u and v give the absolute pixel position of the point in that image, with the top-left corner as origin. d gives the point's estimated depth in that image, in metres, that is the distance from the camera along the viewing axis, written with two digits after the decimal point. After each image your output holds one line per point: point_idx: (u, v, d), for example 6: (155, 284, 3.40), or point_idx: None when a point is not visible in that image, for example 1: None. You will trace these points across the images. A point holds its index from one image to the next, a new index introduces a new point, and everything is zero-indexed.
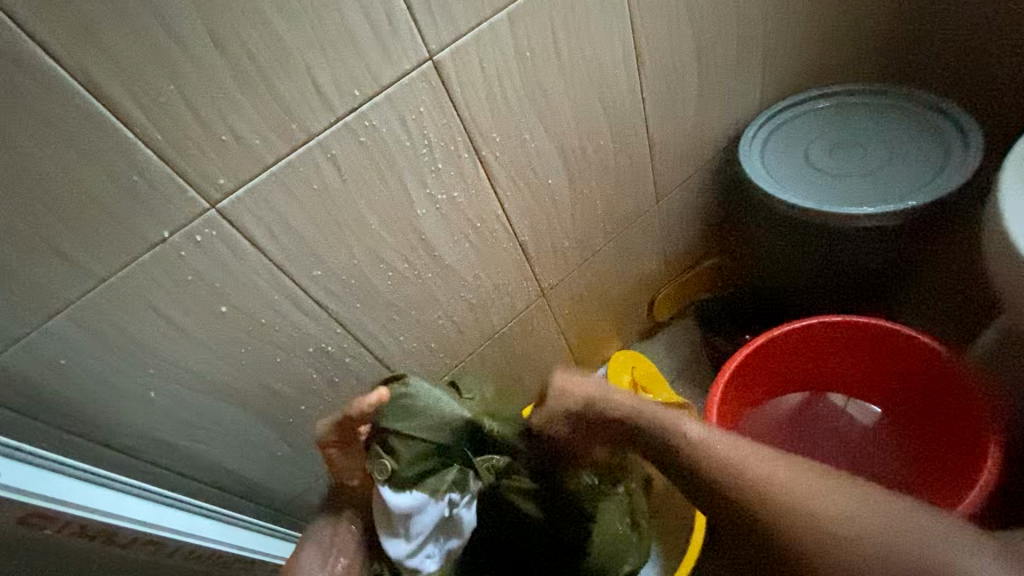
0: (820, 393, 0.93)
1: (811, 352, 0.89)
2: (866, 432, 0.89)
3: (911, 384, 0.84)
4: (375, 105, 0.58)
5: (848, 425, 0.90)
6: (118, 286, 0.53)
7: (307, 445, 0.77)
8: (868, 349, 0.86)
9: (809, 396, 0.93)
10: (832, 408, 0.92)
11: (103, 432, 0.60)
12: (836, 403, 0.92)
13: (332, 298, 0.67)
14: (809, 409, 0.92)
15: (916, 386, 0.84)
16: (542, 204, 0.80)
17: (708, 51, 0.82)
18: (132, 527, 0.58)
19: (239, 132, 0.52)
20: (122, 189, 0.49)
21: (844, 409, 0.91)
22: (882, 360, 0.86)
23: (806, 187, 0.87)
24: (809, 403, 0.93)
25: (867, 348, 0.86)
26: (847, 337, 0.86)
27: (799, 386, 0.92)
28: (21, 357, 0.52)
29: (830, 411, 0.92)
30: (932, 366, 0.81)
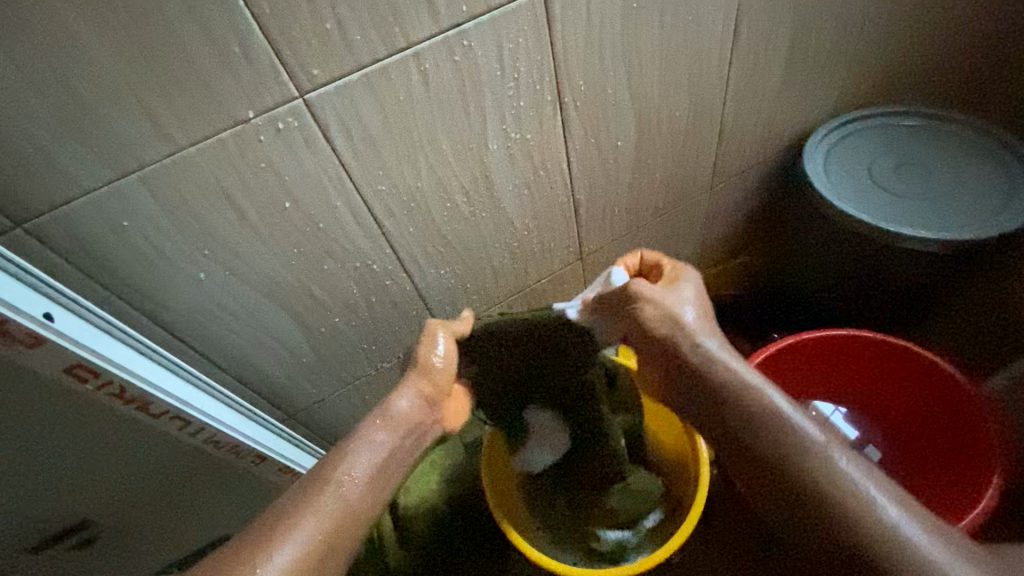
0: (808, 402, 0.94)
1: (826, 362, 0.90)
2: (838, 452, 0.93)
3: (920, 411, 0.87)
4: (478, 26, 0.57)
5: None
6: (194, 158, 0.52)
7: (331, 356, 0.78)
8: (882, 367, 0.88)
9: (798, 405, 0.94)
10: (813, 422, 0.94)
11: (147, 303, 0.60)
12: (819, 418, 0.94)
13: (389, 216, 0.67)
14: None
15: (918, 409, 0.87)
16: (605, 165, 0.80)
17: (803, 43, 0.80)
18: (167, 400, 0.59)
19: (343, 23, 0.50)
20: (219, 59, 0.48)
21: (824, 426, 0.93)
22: (887, 378, 0.88)
23: (868, 200, 0.86)
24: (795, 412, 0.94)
25: (881, 365, 0.88)
26: (864, 354, 0.87)
27: (798, 390, 0.94)
28: (89, 210, 0.51)
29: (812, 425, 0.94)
30: (946, 396, 0.82)
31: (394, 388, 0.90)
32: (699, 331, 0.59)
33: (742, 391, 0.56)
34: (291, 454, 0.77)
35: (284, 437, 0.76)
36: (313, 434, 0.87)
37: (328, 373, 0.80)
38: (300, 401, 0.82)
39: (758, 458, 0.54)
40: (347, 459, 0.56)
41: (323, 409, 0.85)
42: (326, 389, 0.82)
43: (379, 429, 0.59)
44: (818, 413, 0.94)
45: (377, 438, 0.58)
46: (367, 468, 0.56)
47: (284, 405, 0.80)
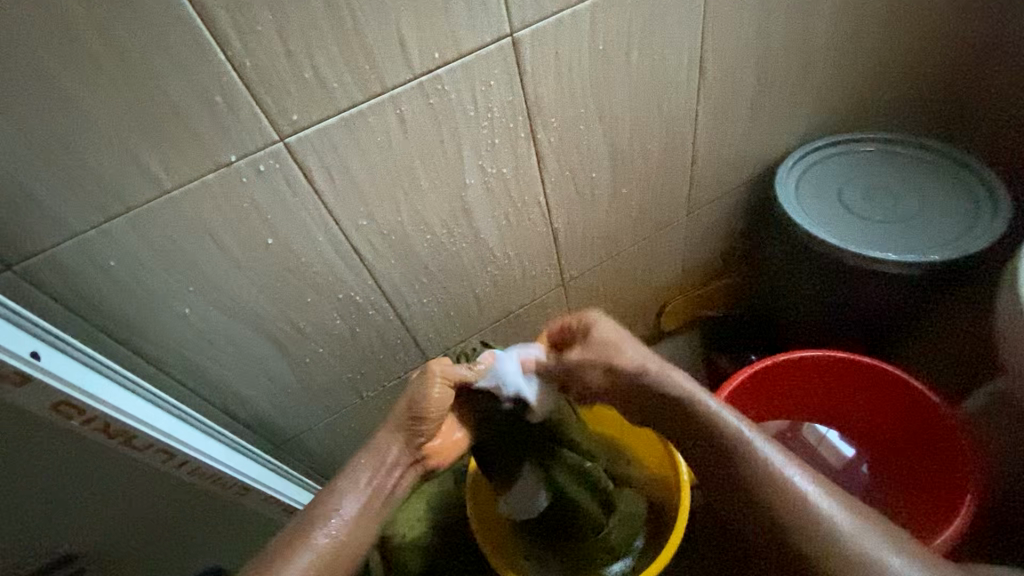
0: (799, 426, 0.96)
1: (807, 382, 0.92)
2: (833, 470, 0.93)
3: (901, 430, 0.88)
4: (451, 71, 0.60)
5: (816, 461, 0.94)
6: (179, 200, 0.55)
7: (316, 386, 0.80)
8: (863, 386, 0.89)
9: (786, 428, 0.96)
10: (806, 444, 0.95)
11: (134, 339, 0.62)
12: (810, 439, 0.95)
13: (371, 250, 0.69)
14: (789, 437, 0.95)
15: (898, 429, 0.88)
16: (582, 196, 0.82)
17: (767, 76, 0.84)
18: (152, 434, 0.60)
19: (321, 72, 0.53)
20: (203, 107, 0.51)
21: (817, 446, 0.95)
22: (869, 398, 0.90)
23: (839, 225, 0.89)
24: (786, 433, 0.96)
25: (861, 385, 0.89)
26: (844, 373, 0.89)
27: (784, 411, 0.96)
28: (77, 251, 0.54)
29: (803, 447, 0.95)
30: (924, 414, 0.83)
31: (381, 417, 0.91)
32: (642, 359, 0.63)
33: (700, 414, 0.60)
34: (277, 485, 0.78)
35: (269, 468, 0.77)
36: (300, 463, 0.88)
37: (314, 403, 0.82)
38: (287, 431, 0.83)
39: (720, 479, 0.59)
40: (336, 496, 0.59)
41: (309, 438, 0.86)
42: (311, 419, 0.83)
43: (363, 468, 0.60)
44: (809, 433, 0.96)
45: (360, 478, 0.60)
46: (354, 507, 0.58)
47: (269, 435, 0.81)
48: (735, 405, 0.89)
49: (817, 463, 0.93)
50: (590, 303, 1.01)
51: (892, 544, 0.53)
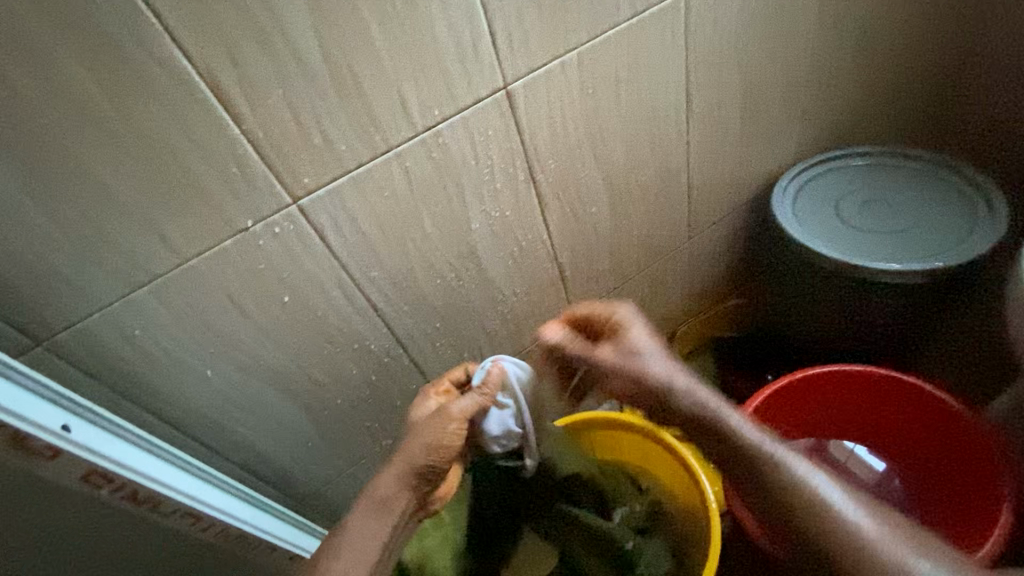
0: (826, 446, 0.93)
1: (829, 397, 0.91)
2: (868, 487, 0.90)
3: (926, 440, 0.87)
4: (450, 124, 0.63)
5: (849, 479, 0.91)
6: (198, 266, 0.57)
7: (336, 436, 0.80)
8: (885, 397, 0.88)
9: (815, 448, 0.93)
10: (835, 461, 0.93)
11: (157, 404, 0.63)
12: (839, 454, 0.93)
13: (383, 299, 0.71)
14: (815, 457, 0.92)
15: (926, 439, 0.87)
16: (584, 230, 0.84)
17: (753, 103, 0.87)
18: (177, 496, 0.61)
19: (329, 137, 0.56)
20: (219, 178, 0.53)
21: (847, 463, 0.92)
22: (890, 410, 0.89)
23: (838, 238, 0.90)
24: (814, 451, 0.93)
25: (885, 396, 0.88)
26: (866, 386, 0.88)
27: (811, 428, 0.94)
28: (103, 323, 0.56)
29: (834, 465, 0.92)
30: (951, 422, 0.82)
31: None
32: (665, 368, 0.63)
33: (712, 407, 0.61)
34: (299, 541, 0.78)
35: (291, 524, 0.78)
36: (322, 517, 0.87)
37: (334, 454, 0.82)
38: (308, 484, 0.82)
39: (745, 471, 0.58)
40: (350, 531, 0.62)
41: (331, 489, 0.86)
42: (332, 471, 0.84)
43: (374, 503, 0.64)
44: (838, 451, 0.93)
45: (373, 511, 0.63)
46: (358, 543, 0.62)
47: (291, 490, 0.81)
48: (757, 427, 0.89)
49: (849, 482, 0.91)
50: None
51: (918, 548, 0.51)
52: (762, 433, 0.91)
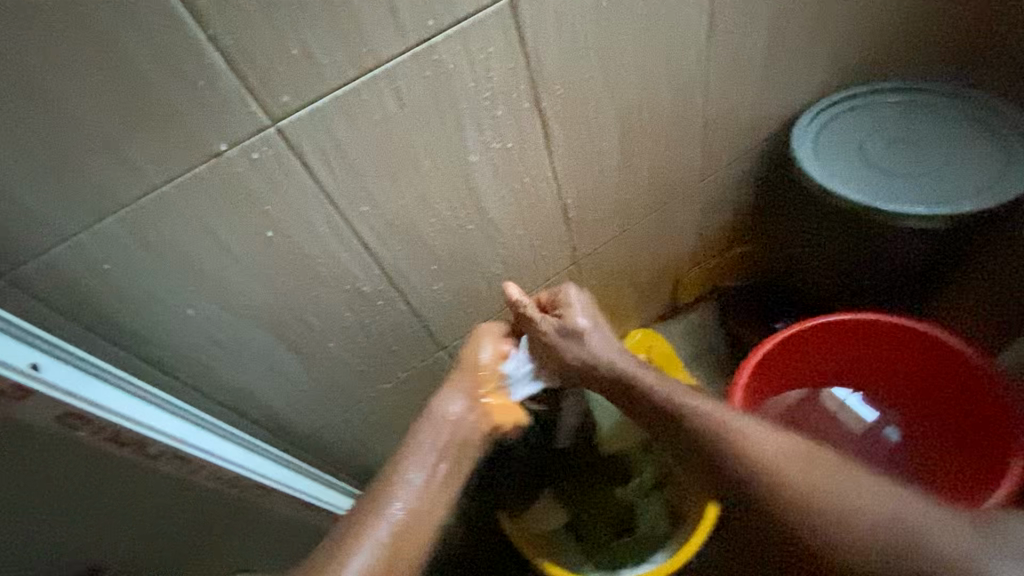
0: (818, 398, 0.94)
1: (833, 351, 0.89)
2: (857, 436, 0.92)
3: (933, 389, 0.86)
4: (447, 38, 0.56)
5: (834, 427, 0.93)
6: (170, 195, 0.52)
7: (329, 379, 0.78)
8: (895, 348, 0.86)
9: (807, 401, 0.94)
10: (826, 410, 0.94)
11: (139, 343, 0.60)
12: (830, 405, 0.94)
13: (375, 237, 0.67)
14: (803, 407, 0.94)
15: (935, 390, 0.85)
16: (591, 167, 0.79)
17: (781, 28, 0.79)
18: (162, 439, 0.59)
19: (310, 48, 0.50)
20: (188, 96, 0.47)
21: (838, 412, 0.93)
22: (895, 361, 0.87)
23: (862, 181, 0.85)
24: (805, 401, 0.94)
25: (895, 348, 0.86)
26: (874, 337, 0.86)
27: (804, 379, 0.93)
28: (71, 256, 0.51)
29: (824, 413, 0.94)
30: (962, 372, 0.80)
31: (397, 407, 0.90)
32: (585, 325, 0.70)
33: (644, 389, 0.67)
34: (297, 484, 0.78)
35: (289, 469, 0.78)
36: (319, 460, 0.87)
37: (328, 397, 0.80)
38: (303, 428, 0.81)
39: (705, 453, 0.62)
40: (406, 479, 0.62)
41: (327, 433, 0.85)
42: (327, 415, 0.82)
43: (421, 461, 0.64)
44: (829, 399, 0.94)
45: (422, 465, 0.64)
46: (416, 495, 0.61)
47: (285, 434, 0.80)
48: (764, 372, 0.87)
49: (836, 429, 0.93)
50: (604, 279, 0.98)
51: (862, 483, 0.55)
52: (768, 380, 0.89)
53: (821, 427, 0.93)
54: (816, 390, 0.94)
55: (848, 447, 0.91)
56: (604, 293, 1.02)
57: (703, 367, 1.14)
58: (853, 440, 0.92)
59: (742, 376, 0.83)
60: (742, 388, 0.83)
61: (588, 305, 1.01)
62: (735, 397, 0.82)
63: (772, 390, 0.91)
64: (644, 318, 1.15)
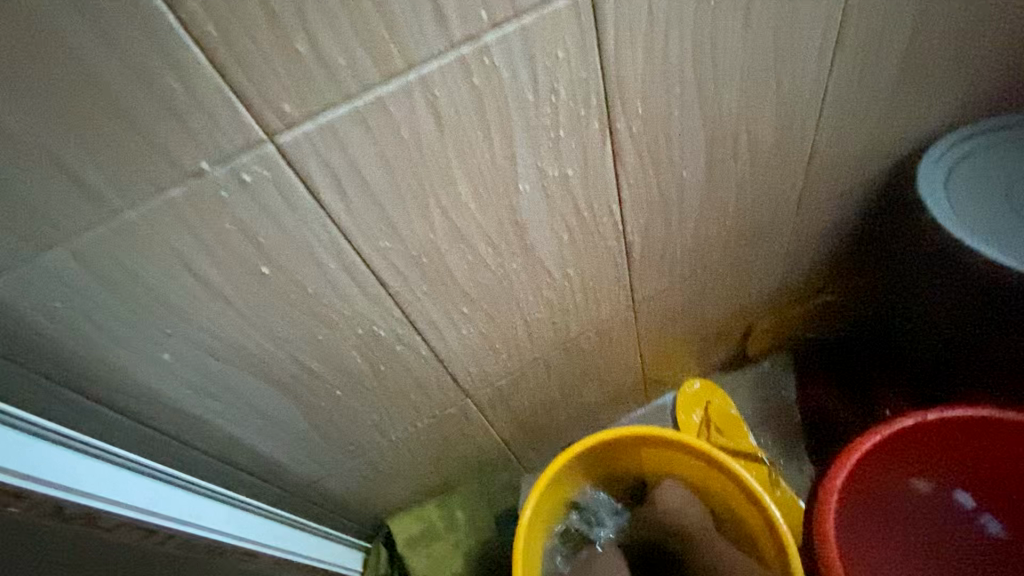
0: (909, 487, 0.75)
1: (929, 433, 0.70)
2: (923, 500, 0.76)
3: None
4: (504, 38, 0.42)
5: (903, 498, 0.75)
6: (137, 223, 0.40)
7: (336, 427, 0.67)
8: (1009, 425, 0.67)
9: (898, 491, 0.75)
10: (897, 482, 0.75)
11: (106, 390, 0.50)
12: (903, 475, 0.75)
13: (395, 275, 0.55)
14: (877, 488, 0.74)
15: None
16: (665, 201, 0.64)
17: (927, 40, 0.62)
18: (135, 516, 0.50)
19: (321, 44, 0.37)
20: (156, 102, 0.36)
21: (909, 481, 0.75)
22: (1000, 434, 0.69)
23: (1004, 241, 0.67)
24: (883, 484, 0.74)
25: (1009, 424, 0.67)
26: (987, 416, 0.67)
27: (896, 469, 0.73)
28: (13, 292, 0.41)
29: (895, 488, 0.75)
30: None
31: (412, 456, 0.79)
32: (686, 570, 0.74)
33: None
34: (292, 543, 0.70)
35: (283, 523, 0.70)
36: (321, 509, 0.77)
37: (333, 445, 0.69)
38: (303, 477, 0.71)
39: None
40: None
41: (330, 481, 0.74)
42: (331, 463, 0.71)
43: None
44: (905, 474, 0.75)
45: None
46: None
47: (282, 483, 0.69)
48: (857, 474, 0.69)
49: (904, 501, 0.76)
50: (662, 326, 0.84)
51: None
52: (861, 479, 0.71)
53: (888, 501, 0.75)
54: (910, 479, 0.75)
55: (915, 517, 0.76)
56: (661, 341, 0.87)
57: (767, 430, 0.98)
58: (920, 506, 0.76)
59: (834, 490, 0.66)
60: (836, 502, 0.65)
61: (641, 353, 0.87)
62: (829, 507, 0.65)
63: (867, 493, 0.73)
64: (701, 367, 1.00)
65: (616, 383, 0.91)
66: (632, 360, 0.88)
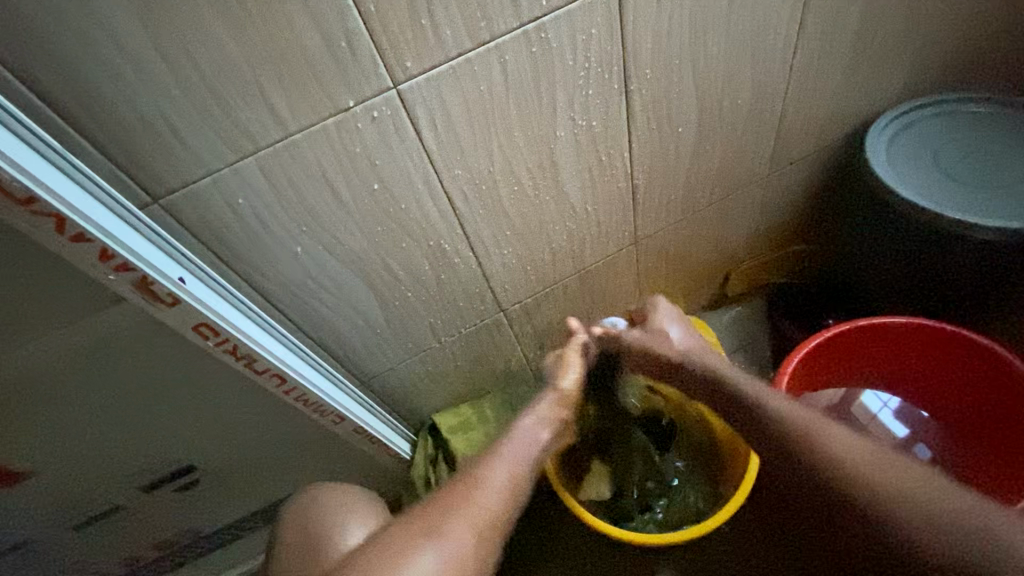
0: (848, 411, 0.96)
1: (863, 356, 0.93)
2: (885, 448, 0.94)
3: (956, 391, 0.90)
4: (555, 18, 0.60)
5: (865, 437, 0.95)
6: (300, 142, 0.58)
7: (402, 328, 0.85)
8: (927, 353, 0.90)
9: (839, 413, 0.96)
10: (856, 420, 0.96)
11: (253, 274, 0.67)
12: (861, 415, 0.96)
13: (462, 199, 0.72)
14: (833, 416, 0.96)
15: (954, 390, 0.91)
16: (665, 152, 0.82)
17: (870, 29, 0.80)
18: (273, 360, 0.66)
19: (436, 19, 0.55)
20: (330, 55, 0.53)
21: (867, 424, 0.95)
22: (923, 366, 0.92)
23: (932, 190, 0.86)
24: (835, 408, 0.97)
25: (927, 353, 0.90)
26: (908, 339, 0.89)
27: (840, 381, 0.96)
28: (212, 188, 0.58)
29: (854, 424, 0.96)
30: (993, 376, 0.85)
31: (454, 361, 0.97)
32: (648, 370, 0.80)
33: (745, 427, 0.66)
34: (368, 420, 0.87)
35: (362, 405, 0.86)
36: (382, 401, 0.95)
37: (398, 344, 0.87)
38: (371, 370, 0.89)
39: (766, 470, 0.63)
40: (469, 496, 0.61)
41: (391, 377, 0.92)
42: (394, 359, 0.89)
43: (502, 466, 0.66)
44: (859, 411, 0.96)
45: (500, 471, 0.65)
46: (499, 495, 0.63)
47: (357, 372, 0.88)
48: (806, 368, 0.91)
49: (866, 441, 0.95)
50: (659, 263, 1.02)
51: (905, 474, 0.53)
52: (809, 375, 0.92)
53: None
54: (847, 398, 0.97)
55: None
56: (657, 277, 1.05)
57: (744, 359, 1.17)
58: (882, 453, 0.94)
59: (786, 372, 0.87)
60: (786, 378, 0.87)
61: (641, 286, 1.05)
62: (780, 383, 0.86)
63: (812, 385, 0.95)
64: (690, 307, 1.19)
65: (619, 313, 1.10)
66: (633, 293, 1.06)
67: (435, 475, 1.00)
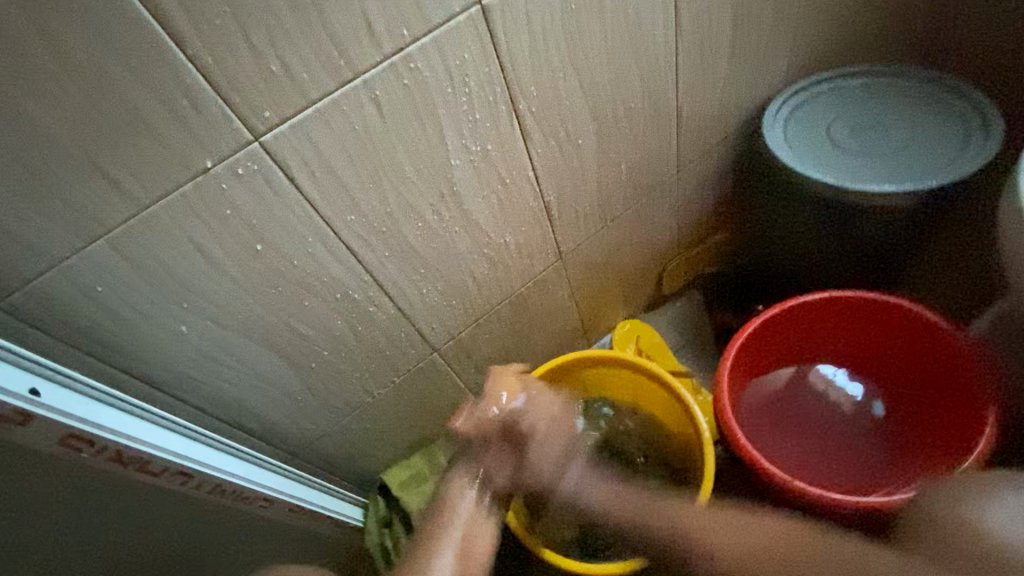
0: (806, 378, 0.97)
1: (809, 332, 0.93)
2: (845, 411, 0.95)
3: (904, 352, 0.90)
4: (422, 47, 0.58)
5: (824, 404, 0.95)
6: (158, 214, 0.53)
7: (326, 390, 0.79)
8: (866, 319, 0.90)
9: (796, 382, 0.97)
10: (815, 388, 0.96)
11: (133, 363, 0.60)
12: (819, 382, 0.96)
13: (362, 245, 0.68)
14: (792, 389, 0.96)
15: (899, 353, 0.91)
16: (569, 165, 0.81)
17: (744, 21, 0.82)
18: (165, 456, 0.60)
19: (289, 63, 0.51)
20: (172, 116, 0.48)
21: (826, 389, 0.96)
22: (869, 333, 0.92)
23: (830, 164, 0.88)
24: (793, 381, 0.97)
25: (866, 319, 0.90)
26: (845, 309, 0.90)
27: (790, 358, 0.96)
28: (62, 280, 0.52)
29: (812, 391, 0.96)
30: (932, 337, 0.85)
31: (393, 412, 0.91)
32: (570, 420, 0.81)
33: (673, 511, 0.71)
34: (304, 495, 0.80)
35: (294, 479, 0.80)
36: (319, 469, 0.88)
37: (326, 406, 0.81)
38: (300, 439, 0.82)
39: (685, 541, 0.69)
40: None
41: (325, 442, 0.86)
42: (324, 423, 0.83)
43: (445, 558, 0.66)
44: (817, 378, 0.96)
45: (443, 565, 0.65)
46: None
47: (283, 444, 0.81)
48: (748, 355, 0.90)
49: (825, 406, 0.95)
50: (588, 274, 1.00)
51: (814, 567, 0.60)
52: (751, 360, 0.92)
53: (810, 404, 0.95)
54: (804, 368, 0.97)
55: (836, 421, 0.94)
56: (590, 288, 1.03)
57: (692, 354, 1.17)
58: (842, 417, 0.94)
59: (728, 364, 0.86)
60: (729, 375, 0.85)
61: (575, 300, 1.03)
62: (723, 385, 0.84)
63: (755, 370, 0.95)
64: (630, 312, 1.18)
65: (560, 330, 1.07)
66: (569, 308, 1.04)
67: (391, 538, 0.93)
